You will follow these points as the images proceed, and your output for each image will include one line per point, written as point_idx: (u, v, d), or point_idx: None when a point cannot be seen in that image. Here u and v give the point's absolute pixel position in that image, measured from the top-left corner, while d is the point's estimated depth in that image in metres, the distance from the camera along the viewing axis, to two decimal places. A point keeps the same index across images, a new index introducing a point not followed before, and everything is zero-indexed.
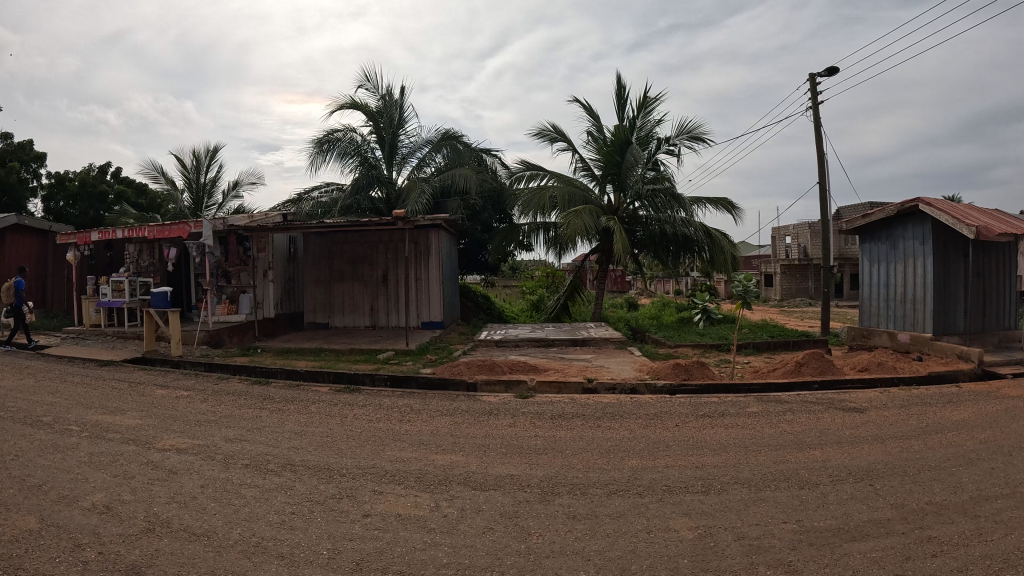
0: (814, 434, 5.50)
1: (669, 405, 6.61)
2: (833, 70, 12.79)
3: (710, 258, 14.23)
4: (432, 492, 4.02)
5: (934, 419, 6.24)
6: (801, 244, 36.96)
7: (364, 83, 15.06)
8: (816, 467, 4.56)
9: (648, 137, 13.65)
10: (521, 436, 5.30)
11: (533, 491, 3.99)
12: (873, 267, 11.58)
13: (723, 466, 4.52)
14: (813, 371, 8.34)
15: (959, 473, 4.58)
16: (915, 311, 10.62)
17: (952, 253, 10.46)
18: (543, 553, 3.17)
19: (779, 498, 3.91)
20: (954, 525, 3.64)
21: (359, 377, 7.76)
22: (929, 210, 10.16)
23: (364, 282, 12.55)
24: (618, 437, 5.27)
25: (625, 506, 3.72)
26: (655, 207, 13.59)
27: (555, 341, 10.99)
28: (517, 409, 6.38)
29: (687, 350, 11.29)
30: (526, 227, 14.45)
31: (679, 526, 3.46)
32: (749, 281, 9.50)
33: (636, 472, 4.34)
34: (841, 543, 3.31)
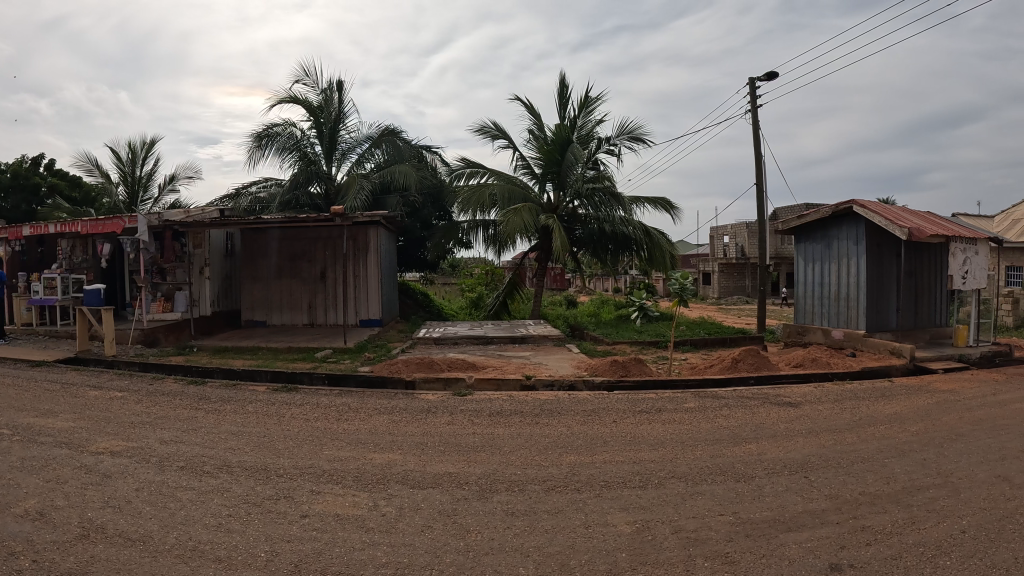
0: (749, 428, 5.61)
1: (607, 401, 6.66)
2: (771, 75, 13.09)
3: (649, 257, 14.43)
4: (370, 492, 3.96)
5: (865, 412, 6.45)
6: (738, 243, 37.87)
7: (303, 77, 14.83)
8: (752, 460, 4.66)
9: (589, 136, 13.73)
10: (460, 434, 5.27)
11: (472, 488, 3.97)
12: (809, 266, 11.91)
13: (660, 461, 4.57)
14: (749, 367, 8.51)
15: (891, 464, 4.73)
16: (849, 309, 10.96)
17: (885, 253, 10.81)
18: (483, 550, 3.15)
19: (716, 491, 3.97)
20: (887, 515, 3.75)
21: (297, 376, 7.61)
22: (863, 212, 10.47)
23: (301, 279, 12.34)
24: (557, 433, 5.29)
25: (563, 502, 3.72)
26: (594, 206, 13.72)
27: (494, 339, 10.99)
28: (456, 407, 6.34)
29: (625, 347, 11.42)
30: (466, 224, 14.40)
31: (617, 521, 3.48)
32: (685, 279, 9.64)
33: (574, 468, 4.36)
34: (777, 534, 3.38)
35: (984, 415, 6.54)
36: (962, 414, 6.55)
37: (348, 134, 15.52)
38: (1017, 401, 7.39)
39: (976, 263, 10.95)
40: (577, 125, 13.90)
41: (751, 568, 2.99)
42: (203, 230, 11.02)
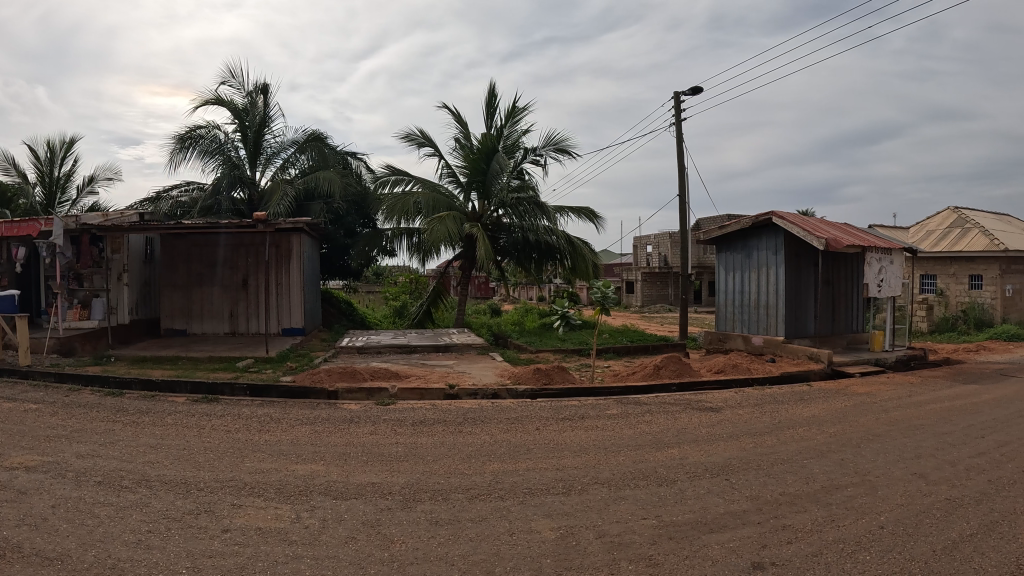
0: (671, 433, 5.72)
1: (531, 409, 6.70)
2: (696, 89, 13.45)
3: (573, 266, 14.56)
4: (292, 504, 3.87)
5: (783, 415, 6.66)
6: (661, 253, 38.72)
7: (229, 79, 14.48)
8: (675, 465, 4.74)
9: (514, 146, 13.90)
10: (382, 443, 5.21)
11: (395, 498, 3.93)
12: (730, 275, 12.26)
13: (584, 467, 4.61)
14: (671, 373, 8.76)
15: (810, 465, 4.90)
16: (768, 316, 11.30)
17: (801, 262, 11.20)
18: (408, 560, 3.12)
19: (638, 496, 4.03)
20: (806, 513, 3.87)
21: (218, 387, 7.40)
22: (781, 223, 10.83)
23: (222, 286, 12.04)
24: (481, 442, 5.28)
25: (486, 511, 3.72)
26: (518, 215, 13.76)
27: (417, 347, 10.93)
28: (379, 416, 6.27)
29: (549, 355, 11.53)
30: (390, 232, 14.29)
31: (541, 527, 3.49)
32: (607, 288, 9.83)
33: (497, 476, 4.36)
34: (699, 535, 3.45)
35: (898, 416, 6.84)
36: (877, 415, 6.84)
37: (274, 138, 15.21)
38: (927, 402, 7.75)
39: (891, 272, 11.44)
40: (504, 135, 13.98)
41: (674, 570, 3.04)
42: (123, 234, 10.64)
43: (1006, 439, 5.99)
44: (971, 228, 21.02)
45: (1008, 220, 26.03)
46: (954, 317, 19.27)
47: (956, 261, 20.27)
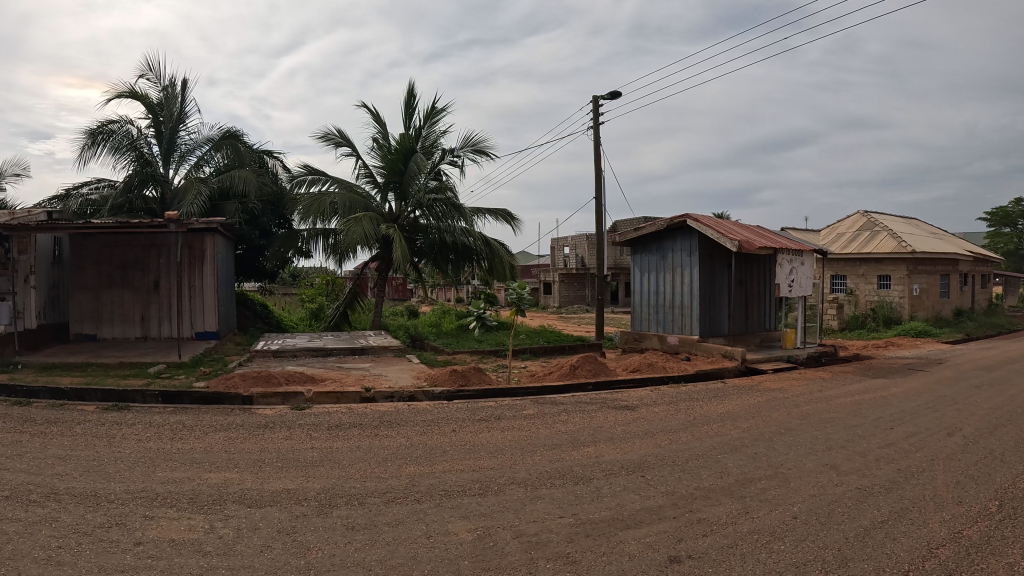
0: (587, 432, 5.78)
1: (447, 411, 6.69)
2: (614, 94, 13.70)
3: (489, 267, 14.58)
4: (206, 514, 3.76)
5: (698, 412, 6.82)
6: (578, 254, 39.29)
7: (144, 72, 14.00)
8: (592, 463, 4.80)
9: (432, 147, 13.88)
10: (297, 449, 5.11)
11: (311, 504, 3.85)
12: (644, 276, 12.52)
13: (501, 468, 4.62)
14: (587, 372, 8.88)
15: (724, 459, 5.01)
16: (683, 315, 11.58)
17: (715, 263, 11.51)
18: (325, 567, 3.06)
19: (555, 495, 4.06)
20: (721, 506, 3.97)
21: (129, 395, 7.12)
22: (696, 226, 11.08)
23: (133, 288, 11.64)
24: (397, 445, 5.23)
25: (403, 514, 3.69)
26: (435, 216, 13.69)
27: (333, 350, 10.78)
28: (295, 421, 6.15)
29: (465, 356, 11.56)
30: (306, 232, 14.15)
31: (458, 529, 3.48)
32: (523, 289, 9.90)
33: (414, 479, 4.32)
34: (616, 532, 3.49)
35: (809, 410, 7.09)
36: (789, 409, 7.08)
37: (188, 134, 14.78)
38: (837, 396, 8.07)
39: (802, 272, 11.87)
40: (422, 135, 13.95)
41: (591, 567, 3.07)
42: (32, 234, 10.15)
43: (913, 429, 6.28)
44: (878, 232, 22.01)
45: (912, 223, 27.44)
46: (865, 316, 20.41)
47: (865, 262, 21.08)
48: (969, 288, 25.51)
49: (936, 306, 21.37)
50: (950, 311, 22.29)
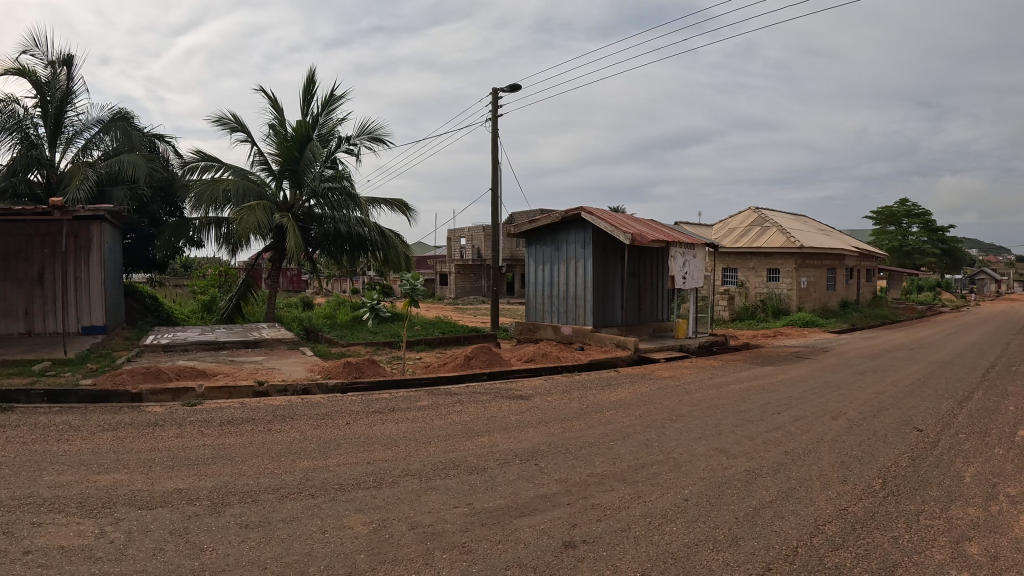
0: (482, 422, 6.45)
1: (341, 403, 7.33)
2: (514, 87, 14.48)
3: (384, 258, 14.48)
4: (96, 518, 3.64)
5: (588, 400, 7.94)
6: (476, 245, 39.54)
7: (29, 48, 13.42)
8: (486, 452, 5.27)
9: (329, 135, 13.51)
10: (188, 447, 5.19)
11: (203, 504, 3.93)
12: (539, 268, 14.76)
13: (394, 459, 5.02)
14: (481, 363, 10.02)
15: (617, 446, 5.59)
16: (577, 305, 13.74)
17: (605, 257, 13.74)
18: (218, 568, 3.08)
19: (449, 485, 4.39)
20: (613, 492, 4.36)
21: (10, 395, 6.80)
22: (590, 218, 13.24)
23: (14, 280, 11.09)
24: (287, 439, 5.60)
25: (298, 509, 3.86)
26: (329, 205, 13.16)
27: (225, 343, 10.52)
28: (185, 418, 6.23)
29: (359, 349, 11.95)
30: (197, 221, 13.86)
31: (354, 523, 3.65)
32: (416, 280, 11.07)
33: (308, 474, 4.60)
34: (512, 520, 3.77)
35: (701, 398, 8.26)
36: (683, 396, 8.30)
37: (76, 114, 14.19)
38: (731, 387, 9.32)
39: (692, 265, 14.38)
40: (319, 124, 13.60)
41: (487, 555, 3.30)
42: None
43: (801, 415, 7.33)
44: (768, 228, 24.27)
45: (803, 220, 29.11)
46: (755, 306, 22.77)
47: (755, 256, 23.35)
48: (856, 281, 27.20)
49: (823, 298, 23.80)
50: (837, 303, 24.87)
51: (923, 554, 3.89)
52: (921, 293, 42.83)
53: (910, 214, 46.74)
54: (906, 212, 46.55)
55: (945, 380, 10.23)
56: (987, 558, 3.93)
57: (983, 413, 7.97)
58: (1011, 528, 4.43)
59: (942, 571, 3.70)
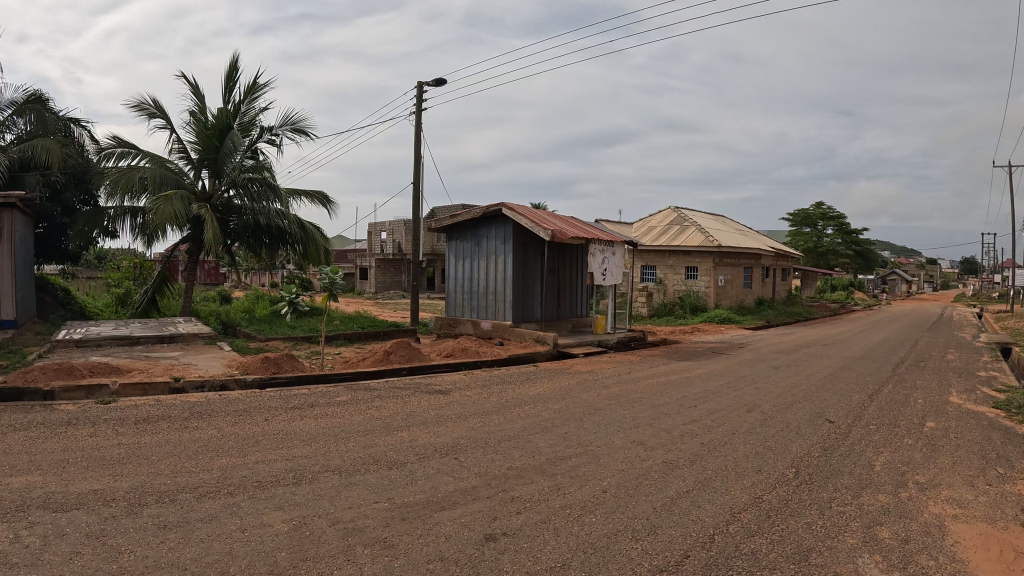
0: (399, 417, 6.88)
1: (260, 399, 7.46)
2: (439, 80, 14.68)
3: (304, 252, 14.17)
4: (7, 522, 3.51)
5: (506, 395, 8.40)
6: (395, 240, 39.08)
7: None
8: (405, 447, 5.69)
9: (251, 125, 13.15)
10: (102, 446, 5.10)
11: (119, 504, 3.90)
12: (459, 263, 14.96)
13: (314, 456, 5.33)
14: (399, 358, 10.46)
15: (535, 440, 6.11)
16: (496, 300, 14.03)
17: (525, 252, 14.12)
18: (138, 569, 3.08)
19: (368, 480, 4.73)
20: (532, 484, 4.78)
21: None
22: (511, 214, 13.45)
23: None
24: (205, 437, 5.68)
25: (216, 508, 4.00)
26: (249, 196, 12.94)
27: (139, 339, 10.21)
28: (99, 416, 6.04)
29: (279, 343, 11.88)
30: (113, 211, 13.39)
31: (272, 520, 3.85)
32: (334, 275, 12.36)
33: (225, 472, 4.77)
34: (432, 513, 4.10)
35: (620, 392, 8.83)
36: (600, 391, 8.83)
37: None
38: (648, 379, 9.93)
39: (612, 262, 15.22)
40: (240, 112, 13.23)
41: (408, 549, 3.53)
42: None
43: (717, 408, 7.84)
44: (687, 227, 25.10)
45: (720, 220, 29.99)
46: (673, 302, 23.56)
47: (674, 254, 24.03)
48: (771, 280, 28.33)
49: (739, 295, 24.74)
50: (752, 300, 25.82)
51: (836, 539, 4.11)
52: (834, 293, 44.66)
53: (825, 217, 48.96)
54: (822, 215, 48.70)
55: (856, 374, 10.84)
56: (898, 541, 4.20)
57: (892, 406, 8.40)
58: (919, 513, 4.72)
59: (854, 555, 3.92)
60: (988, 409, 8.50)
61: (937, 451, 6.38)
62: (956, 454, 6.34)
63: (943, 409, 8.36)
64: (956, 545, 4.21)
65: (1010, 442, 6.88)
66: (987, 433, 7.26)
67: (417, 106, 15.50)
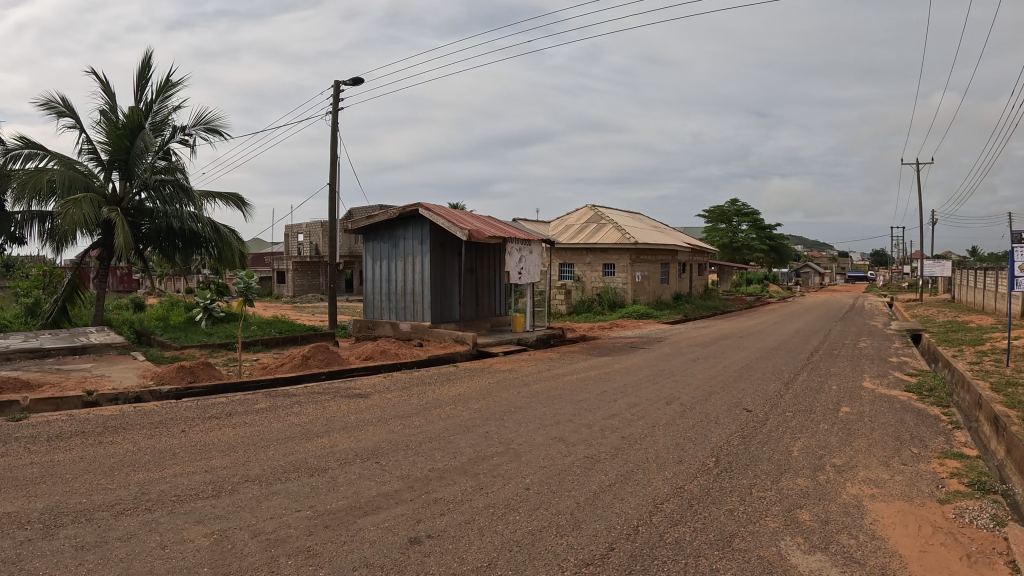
0: (320, 423, 6.76)
1: (176, 410, 7.17)
2: (356, 79, 14.45)
3: (218, 255, 13.76)
4: None
5: (428, 396, 8.37)
6: (312, 241, 38.19)
7: None
8: (327, 453, 5.61)
9: (164, 124, 12.60)
10: (12, 466, 4.82)
11: (33, 528, 3.75)
12: (376, 264, 14.74)
13: (233, 466, 5.18)
14: (318, 362, 10.21)
15: (457, 440, 6.12)
16: (415, 302, 13.95)
17: (443, 252, 14.07)
18: None
19: (290, 489, 4.67)
20: (454, 485, 4.85)
21: None
22: (428, 214, 13.36)
23: None
24: (121, 452, 5.44)
25: (135, 526, 3.88)
26: (161, 199, 12.32)
27: (51, 351, 9.63)
28: (8, 434, 5.69)
29: (194, 351, 11.46)
30: (18, 215, 12.58)
31: (193, 535, 3.81)
32: (250, 279, 11.98)
33: (142, 487, 4.58)
34: (354, 520, 4.14)
35: (541, 389, 8.92)
36: (522, 389, 8.91)
37: None
38: (568, 376, 10.11)
39: (530, 261, 15.35)
40: (152, 111, 12.65)
41: (333, 557, 3.61)
42: None
43: (638, 402, 8.03)
44: (605, 225, 25.55)
45: (637, 217, 30.68)
46: (591, 299, 23.98)
47: (591, 252, 24.38)
48: (688, 275, 29.15)
49: (657, 291, 25.37)
50: (670, 295, 26.54)
51: (758, 524, 4.31)
52: (748, 286, 46.31)
53: (740, 213, 50.89)
54: (735, 212, 50.58)
55: (771, 364, 11.28)
56: (818, 522, 4.42)
57: (807, 393, 8.80)
58: (837, 494, 4.98)
59: (777, 538, 4.12)
60: (900, 393, 9.01)
61: (852, 435, 6.73)
62: (870, 437, 6.70)
63: (858, 394, 8.83)
64: (875, 523, 4.46)
65: (921, 423, 7.33)
66: (899, 415, 7.69)
67: (334, 105, 15.20)
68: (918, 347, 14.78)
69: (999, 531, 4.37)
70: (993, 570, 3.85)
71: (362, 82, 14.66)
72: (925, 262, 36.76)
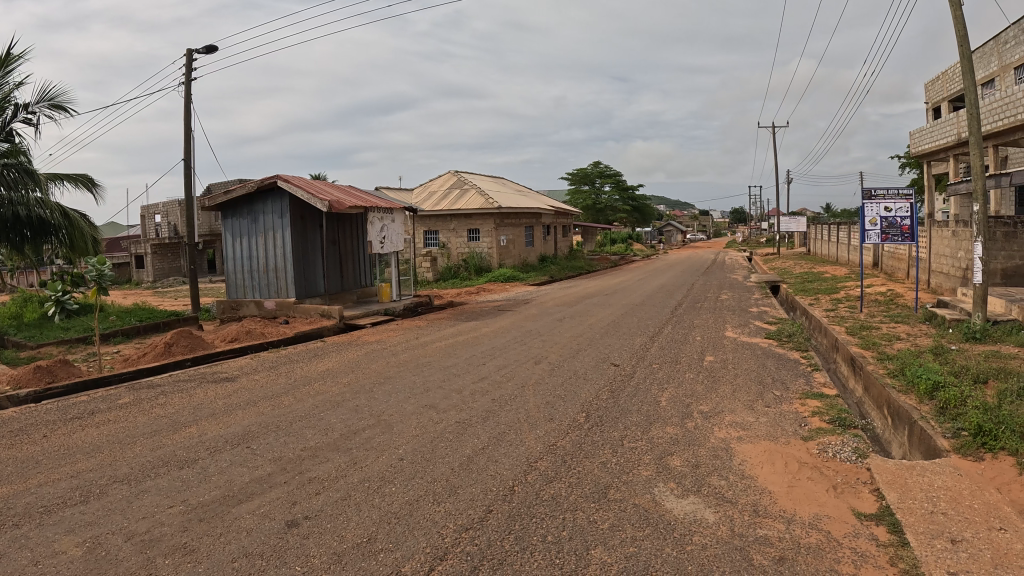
0: (188, 412, 6.43)
1: (36, 415, 6.58)
2: (209, 47, 13.58)
3: (70, 243, 12.66)
4: None
5: (296, 374, 8.15)
6: (171, 221, 35.86)
7: None
8: (194, 443, 5.35)
9: (5, 102, 11.35)
10: None
11: None
12: (235, 242, 14.01)
13: (99, 468, 4.83)
14: (182, 349, 9.67)
15: (328, 416, 6.00)
16: (279, 278, 13.45)
17: (302, 225, 13.61)
18: None
19: (160, 485, 4.42)
20: (327, 463, 4.77)
21: None
22: (287, 186, 12.80)
23: None
24: None
25: (3, 544, 3.59)
26: (6, 185, 11.03)
27: None
28: None
29: (50, 349, 10.56)
30: None
31: (65, 546, 3.55)
32: (104, 266, 11.08)
33: (6, 501, 4.22)
34: (229, 510, 3.98)
35: (407, 358, 8.87)
36: (390, 359, 8.83)
37: None
38: (436, 343, 10.10)
39: (392, 230, 15.10)
40: None
41: (211, 551, 3.47)
42: None
43: (507, 364, 8.18)
44: (468, 191, 25.57)
45: (501, 183, 30.92)
46: (458, 265, 24.06)
47: (455, 218, 24.33)
48: (553, 237, 29.82)
49: (523, 254, 25.81)
50: (536, 258, 27.09)
51: (632, 474, 4.55)
52: (614, 245, 47.99)
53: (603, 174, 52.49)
54: (598, 173, 52.13)
55: (637, 319, 11.81)
56: (688, 467, 4.71)
57: (671, 345, 9.30)
58: (706, 439, 5.31)
59: (651, 486, 4.36)
60: (762, 340, 9.71)
61: (716, 382, 7.18)
62: (730, 382, 7.19)
63: (721, 343, 9.43)
64: (743, 464, 4.81)
65: (783, 366, 7.97)
66: (762, 361, 8.31)
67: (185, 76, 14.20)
68: (778, 298, 15.89)
69: (861, 462, 4.83)
70: (858, 498, 4.25)
71: (215, 50, 13.80)
72: (779, 219, 39.35)
